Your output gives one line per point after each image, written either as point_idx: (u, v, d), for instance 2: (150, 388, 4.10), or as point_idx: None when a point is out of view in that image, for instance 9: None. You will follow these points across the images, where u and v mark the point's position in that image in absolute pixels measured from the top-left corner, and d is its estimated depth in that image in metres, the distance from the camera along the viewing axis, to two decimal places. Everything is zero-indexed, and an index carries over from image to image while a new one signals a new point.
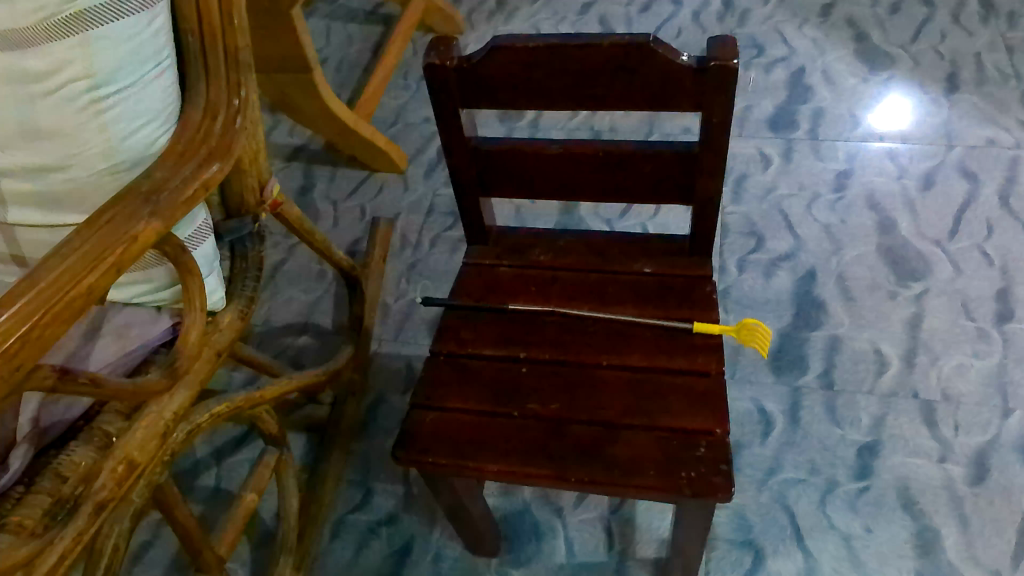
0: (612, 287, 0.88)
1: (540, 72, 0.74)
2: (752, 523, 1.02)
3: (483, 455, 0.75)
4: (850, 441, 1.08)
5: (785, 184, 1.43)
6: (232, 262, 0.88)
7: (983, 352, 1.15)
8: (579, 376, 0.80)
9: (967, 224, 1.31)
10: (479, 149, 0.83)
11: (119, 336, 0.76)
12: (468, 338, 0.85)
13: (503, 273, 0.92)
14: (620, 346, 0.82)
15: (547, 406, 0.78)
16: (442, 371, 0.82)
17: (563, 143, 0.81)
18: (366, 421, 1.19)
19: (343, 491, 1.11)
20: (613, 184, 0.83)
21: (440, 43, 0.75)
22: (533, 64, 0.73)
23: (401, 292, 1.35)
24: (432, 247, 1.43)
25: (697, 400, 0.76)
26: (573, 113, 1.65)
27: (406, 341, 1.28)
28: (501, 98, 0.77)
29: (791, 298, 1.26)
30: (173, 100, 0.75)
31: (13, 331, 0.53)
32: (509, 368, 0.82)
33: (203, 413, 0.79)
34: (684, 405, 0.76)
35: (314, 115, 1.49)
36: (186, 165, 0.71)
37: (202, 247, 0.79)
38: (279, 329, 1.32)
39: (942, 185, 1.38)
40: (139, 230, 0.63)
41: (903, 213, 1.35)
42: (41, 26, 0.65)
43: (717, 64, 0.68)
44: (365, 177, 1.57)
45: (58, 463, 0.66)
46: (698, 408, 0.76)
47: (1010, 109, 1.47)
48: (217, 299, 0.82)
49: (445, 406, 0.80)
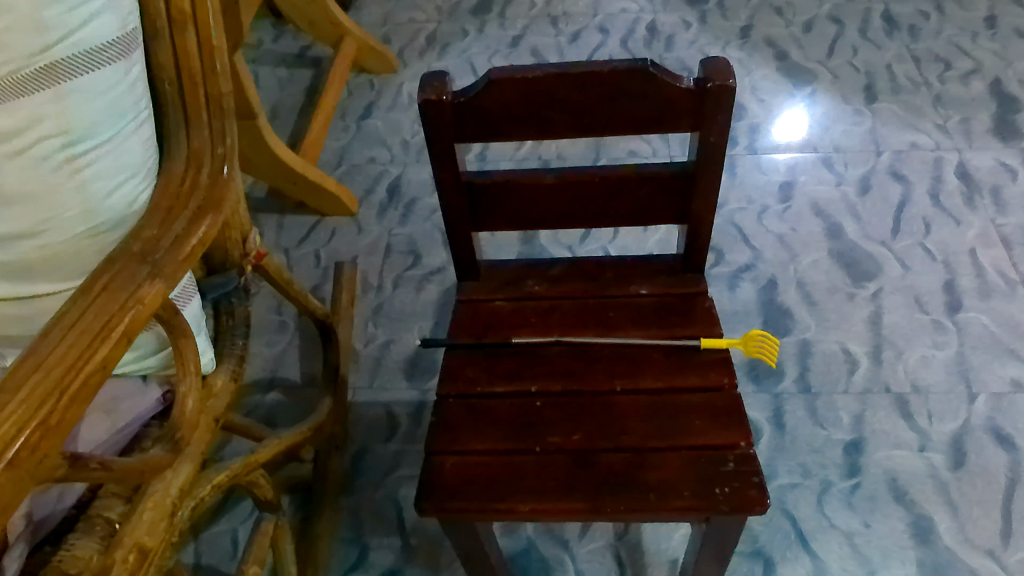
0: (612, 312, 0.88)
1: (540, 103, 0.74)
2: (758, 533, 1.03)
3: (513, 495, 0.73)
4: (835, 440, 1.11)
5: (734, 198, 1.48)
6: (216, 319, 0.83)
7: (941, 343, 1.22)
8: (596, 404, 0.79)
9: (907, 224, 1.39)
10: (473, 183, 0.82)
11: (107, 413, 0.70)
12: (475, 377, 0.83)
13: (500, 307, 0.90)
14: (631, 369, 0.82)
15: (569, 438, 0.77)
16: (453, 414, 0.80)
17: (558, 172, 0.81)
18: (351, 474, 1.14)
19: (337, 551, 1.05)
20: (609, 208, 0.84)
21: (435, 79, 0.74)
22: (532, 95, 0.73)
23: (370, 337, 1.31)
24: (396, 287, 1.39)
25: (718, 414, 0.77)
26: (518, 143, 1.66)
27: (382, 386, 1.24)
28: (498, 131, 0.77)
29: (758, 308, 1.30)
30: (150, 154, 0.72)
31: (31, 419, 0.48)
32: (523, 404, 0.80)
33: (206, 486, 0.73)
34: (706, 421, 0.76)
35: (259, 162, 1.44)
36: (177, 220, 0.67)
37: (190, 306, 0.74)
38: (245, 387, 1.25)
39: (878, 188, 1.46)
40: (145, 293, 0.58)
41: (847, 218, 1.42)
42: (10, 80, 0.59)
43: (714, 86, 0.71)
44: (316, 222, 1.52)
45: (59, 560, 0.60)
46: (721, 423, 0.76)
47: (927, 114, 1.58)
48: (209, 360, 0.77)
49: (463, 449, 0.77)
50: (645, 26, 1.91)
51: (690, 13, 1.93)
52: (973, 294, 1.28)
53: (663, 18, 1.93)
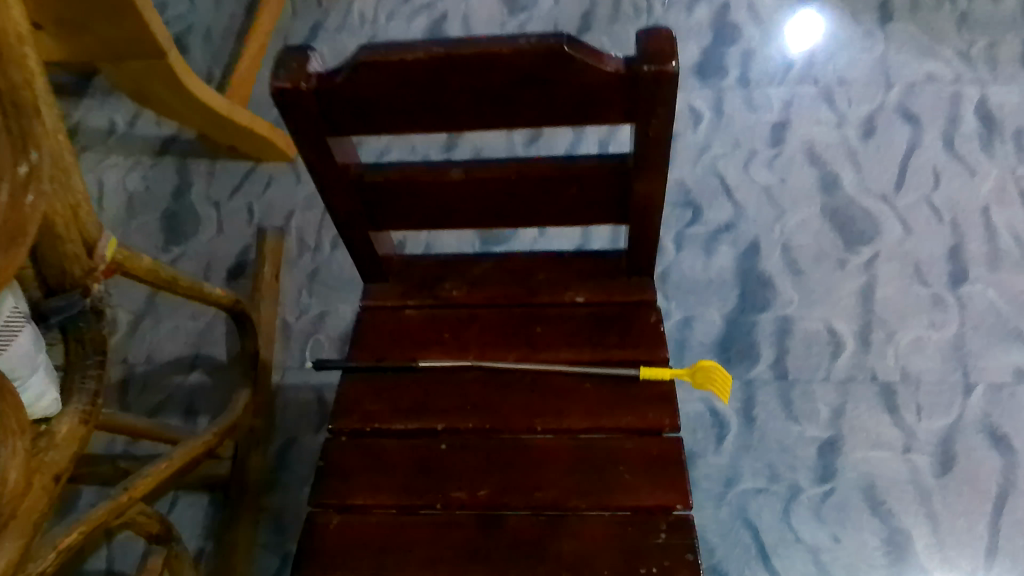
0: (540, 326, 0.74)
1: (427, 94, 0.57)
2: (713, 546, 0.93)
3: (404, 568, 0.63)
4: (809, 438, 0.99)
5: (718, 141, 1.30)
6: (66, 345, 0.71)
7: (939, 322, 1.07)
8: (510, 449, 0.67)
9: (913, 175, 1.22)
10: (362, 179, 0.66)
11: None
12: (374, 411, 0.70)
13: (410, 317, 0.76)
14: (556, 404, 0.69)
15: (475, 493, 0.65)
16: (344, 459, 0.68)
17: (465, 166, 0.65)
18: (276, 470, 1.05)
19: (257, 561, 0.99)
20: (534, 207, 0.69)
21: (290, 57, 0.57)
22: (412, 85, 0.57)
23: (302, 308, 1.19)
24: (334, 248, 1.25)
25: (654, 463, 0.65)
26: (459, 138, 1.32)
27: (314, 367, 1.13)
28: (381, 121, 0.60)
29: (735, 276, 1.15)
30: None
31: None
32: (426, 446, 0.68)
33: (46, 556, 0.63)
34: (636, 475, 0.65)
35: (178, 103, 1.26)
36: None
37: (17, 345, 0.61)
38: (167, 367, 1.16)
39: (883, 131, 1.27)
40: None
41: (845, 167, 1.24)
42: None
43: (651, 70, 0.54)
44: (250, 169, 1.36)
45: None
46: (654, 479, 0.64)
47: (948, 38, 1.36)
48: (48, 403, 0.66)
49: (352, 504, 0.66)
50: None
51: None
52: (981, 263, 1.12)
53: None
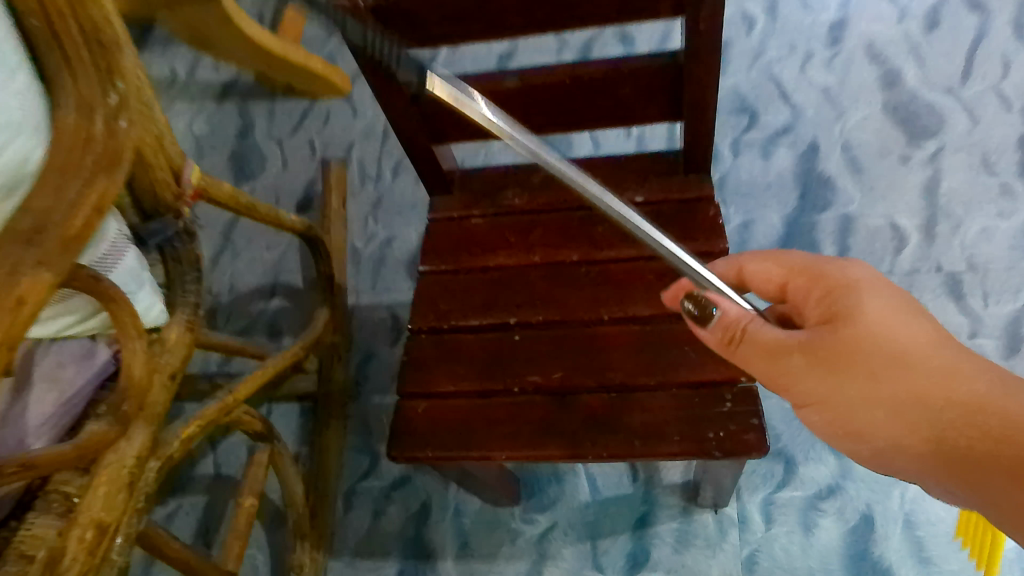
0: (602, 226, 0.76)
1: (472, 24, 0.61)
2: (779, 432, 0.98)
3: (489, 442, 0.68)
4: None
5: (774, 45, 1.26)
6: (165, 267, 0.75)
7: (1008, 212, 1.06)
8: (578, 337, 0.71)
9: (981, 62, 1.17)
10: (420, 97, 0.67)
11: (53, 383, 0.66)
12: (449, 309, 0.75)
13: (476, 225, 0.79)
14: (618, 294, 0.72)
15: (550, 376, 0.70)
16: (427, 352, 0.73)
17: (518, 73, 0.66)
18: (357, 382, 1.13)
19: (348, 460, 1.07)
20: (577, 110, 0.69)
21: None
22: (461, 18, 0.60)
23: (370, 234, 1.24)
24: (395, 176, 1.29)
25: (838, 365, 0.53)
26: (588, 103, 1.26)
27: (386, 289, 1.19)
28: (435, 33, 0.61)
29: (795, 178, 1.14)
30: (40, 108, 0.57)
31: None
32: (501, 338, 0.73)
33: (171, 442, 0.71)
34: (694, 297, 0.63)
35: (232, 43, 1.29)
36: (69, 189, 0.55)
37: (122, 264, 0.66)
38: (250, 295, 1.23)
39: (949, 20, 1.22)
40: (24, 290, 0.49)
41: (908, 60, 1.20)
42: None
43: None
44: (308, 107, 1.39)
45: (18, 543, 0.58)
46: (830, 374, 0.53)
47: None
48: (158, 315, 0.71)
49: (436, 391, 0.71)
50: None
51: None
52: None
53: None
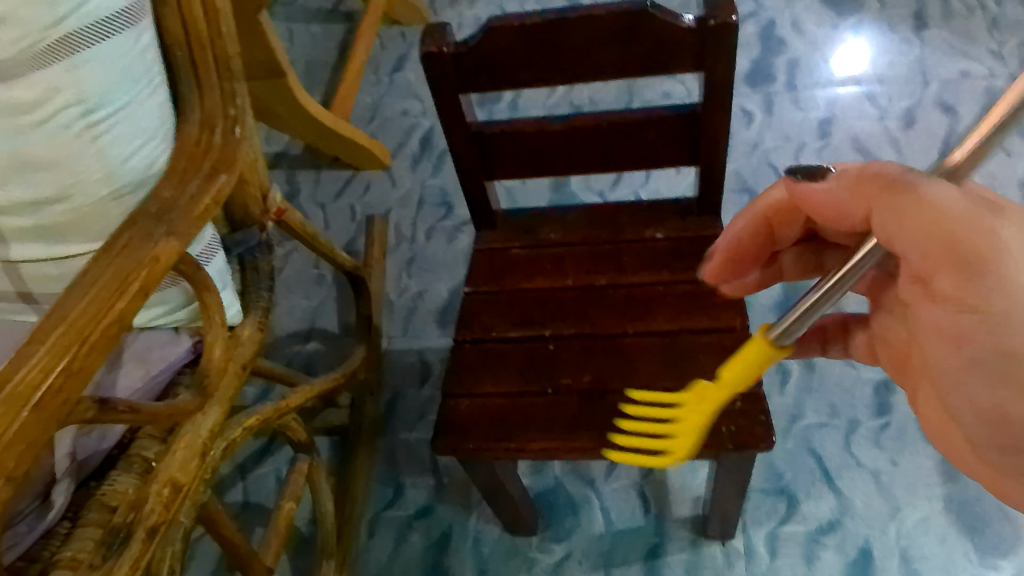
0: (627, 257, 0.87)
1: (533, 73, 0.74)
2: (782, 471, 1.04)
3: (525, 434, 0.76)
4: (866, 379, 1.10)
5: (770, 137, 1.42)
6: (242, 274, 0.86)
7: None
8: (606, 346, 0.81)
9: (953, 156, 1.33)
10: (481, 133, 0.80)
11: (141, 362, 0.75)
12: (492, 322, 0.85)
13: (516, 255, 0.90)
14: (642, 312, 0.82)
15: (580, 378, 0.78)
16: (470, 358, 0.82)
17: (564, 118, 0.79)
18: (385, 418, 1.20)
19: (374, 489, 1.13)
20: (609, 153, 0.82)
21: (433, 31, 0.73)
22: (525, 67, 0.73)
23: (403, 287, 1.35)
24: (428, 238, 1.41)
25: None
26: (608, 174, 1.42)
27: (416, 335, 1.28)
28: (502, 78, 0.74)
29: None
30: (167, 118, 0.74)
31: (53, 365, 0.51)
32: (537, 347, 0.82)
33: (236, 429, 0.78)
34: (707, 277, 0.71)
35: (291, 118, 1.46)
36: (192, 181, 0.69)
37: (213, 262, 0.77)
38: (287, 338, 1.32)
39: (923, 122, 1.39)
40: (160, 252, 0.61)
41: (889, 153, 1.36)
42: (26, 55, 0.62)
43: (716, 23, 0.67)
44: (350, 177, 1.54)
45: (103, 494, 0.66)
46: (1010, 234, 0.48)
47: (979, 39, 1.49)
48: (235, 314, 0.81)
49: (478, 391, 0.79)
50: None
51: None
52: None
53: None
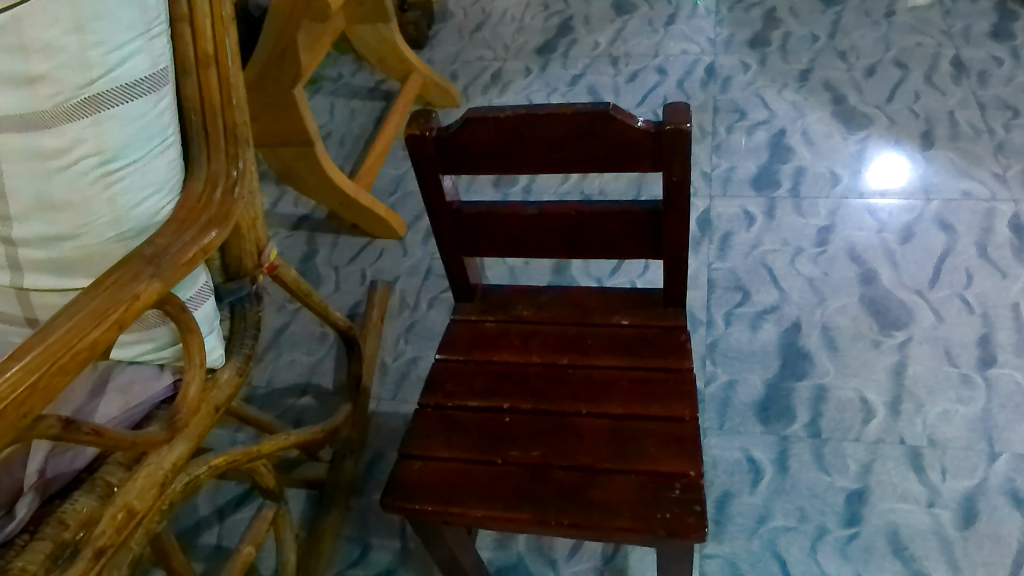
0: (590, 339, 0.91)
1: (507, 161, 0.80)
2: (744, 572, 1.04)
3: (468, 500, 0.78)
4: (838, 488, 1.10)
5: (769, 239, 1.46)
6: (231, 321, 0.93)
7: (967, 398, 1.17)
8: (558, 423, 0.84)
9: (947, 274, 1.35)
10: (461, 212, 0.86)
11: (122, 393, 0.81)
12: (454, 390, 0.88)
13: (488, 328, 0.95)
14: (598, 394, 0.85)
15: (529, 453, 0.81)
16: (430, 423, 0.86)
17: (538, 204, 0.84)
18: (363, 478, 1.23)
19: (341, 547, 1.15)
20: (578, 240, 0.86)
21: (420, 116, 0.80)
22: (500, 155, 0.79)
23: (398, 352, 1.40)
24: (429, 307, 1.47)
25: None
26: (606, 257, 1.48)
27: (403, 400, 1.32)
28: (480, 164, 0.81)
29: (778, 350, 1.28)
30: (176, 174, 0.82)
31: (22, 381, 0.58)
32: (493, 418, 0.85)
33: (201, 465, 0.83)
34: None
35: (316, 185, 1.56)
36: (186, 231, 0.76)
37: (202, 307, 0.84)
38: (282, 391, 1.37)
39: (921, 237, 1.41)
40: (141, 291, 0.68)
41: (884, 264, 1.38)
42: (58, 109, 0.71)
43: (671, 128, 0.72)
44: (365, 244, 1.62)
45: (62, 511, 0.71)
46: None
47: (984, 162, 1.53)
48: (217, 356, 0.86)
49: (431, 455, 0.82)
50: (704, 68, 1.91)
51: (750, 56, 1.92)
52: (1009, 350, 1.22)
53: (722, 60, 1.92)
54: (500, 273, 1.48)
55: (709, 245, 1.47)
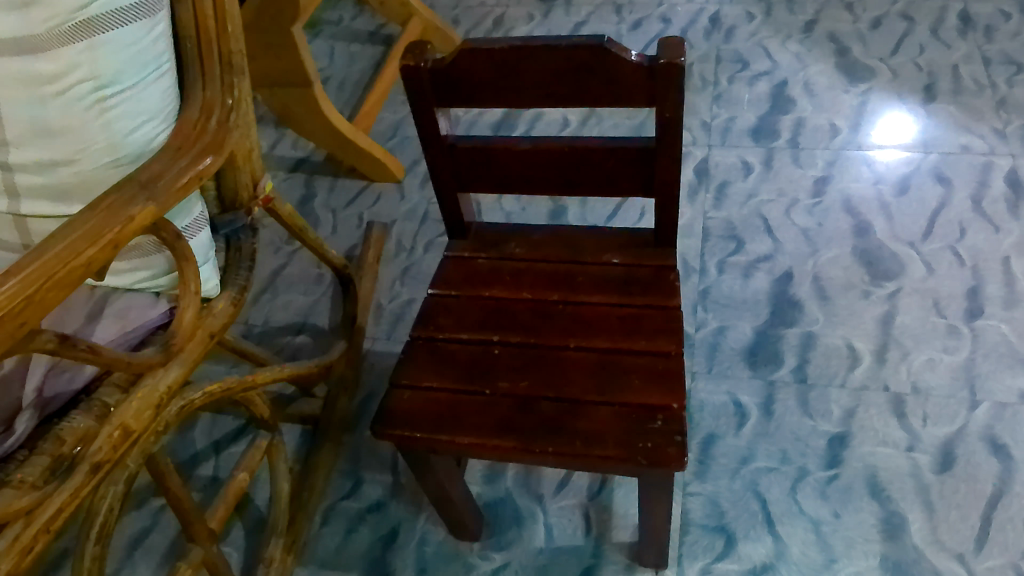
0: (581, 277, 0.92)
1: (501, 95, 0.80)
2: (725, 510, 1.06)
3: (455, 428, 0.80)
4: (821, 431, 1.12)
5: (766, 190, 1.46)
6: (227, 253, 0.94)
7: (952, 347, 1.19)
8: (546, 356, 0.85)
9: (940, 227, 1.35)
10: (455, 146, 0.87)
11: (119, 318, 0.82)
12: (445, 323, 0.90)
13: (481, 265, 0.96)
14: (586, 329, 0.87)
15: (516, 384, 0.83)
16: (421, 354, 0.87)
17: (531, 139, 0.85)
18: (357, 415, 1.25)
19: (334, 480, 1.18)
20: (570, 176, 0.87)
21: (415, 47, 0.79)
22: (494, 88, 0.80)
23: (394, 294, 1.41)
24: (425, 251, 1.48)
25: None
26: (601, 205, 1.48)
27: (398, 340, 1.34)
28: (474, 97, 0.81)
29: (769, 298, 1.29)
30: (172, 102, 0.82)
31: (18, 294, 0.59)
32: (483, 350, 0.87)
33: (196, 391, 0.85)
34: None
35: (314, 127, 1.56)
36: (182, 158, 0.76)
37: (197, 237, 0.85)
38: (279, 329, 1.39)
39: (917, 190, 1.41)
40: (136, 213, 0.69)
41: (878, 216, 1.38)
42: (53, 32, 0.72)
43: (665, 63, 0.73)
44: (363, 187, 1.62)
45: (60, 429, 0.72)
46: None
47: (985, 117, 1.52)
48: (212, 286, 0.88)
49: (421, 384, 0.84)
50: (708, 17, 1.88)
51: (755, 6, 1.89)
52: (997, 302, 1.24)
53: (727, 9, 1.90)
54: (496, 218, 1.49)
55: (706, 194, 1.47)
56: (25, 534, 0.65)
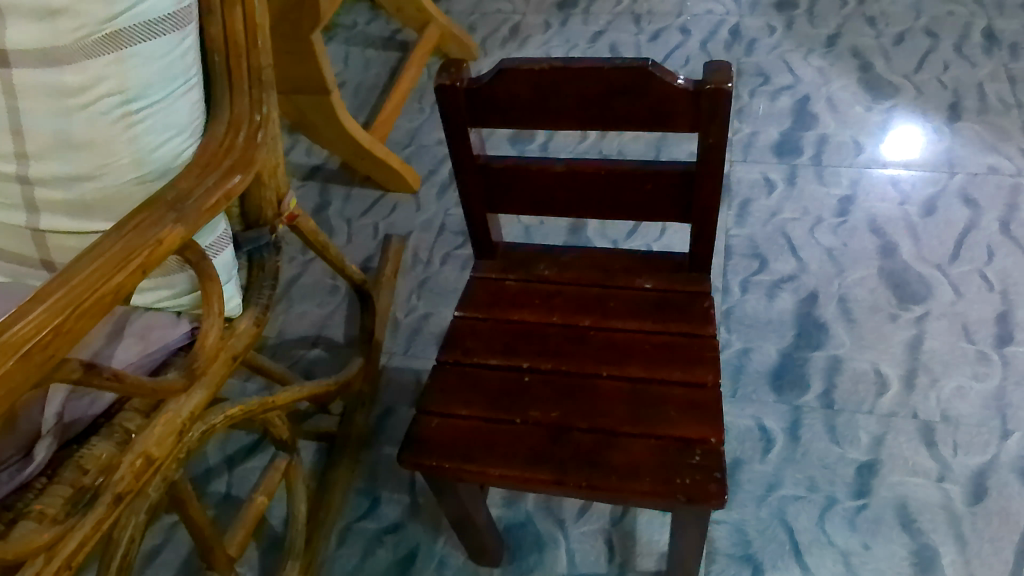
0: (612, 302, 0.90)
1: (538, 115, 0.78)
2: (751, 539, 1.04)
3: (486, 458, 0.78)
4: (849, 459, 1.10)
5: (789, 208, 1.44)
6: (249, 270, 0.92)
7: (982, 374, 1.17)
8: (578, 385, 0.83)
9: (968, 249, 1.33)
10: (487, 166, 0.84)
11: (141, 338, 0.80)
12: (473, 347, 0.87)
13: (509, 287, 0.94)
14: (619, 357, 0.85)
15: (548, 413, 0.81)
16: (449, 379, 0.85)
17: (567, 161, 0.83)
18: (373, 431, 1.23)
19: (350, 499, 1.15)
20: (605, 200, 0.85)
21: (451, 65, 0.77)
22: (532, 109, 0.77)
23: (410, 307, 1.39)
24: (442, 263, 1.45)
25: None
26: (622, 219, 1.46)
27: (415, 355, 1.32)
28: (510, 118, 0.79)
29: (794, 320, 1.27)
30: (199, 116, 0.80)
31: (46, 324, 0.57)
32: (513, 377, 0.84)
33: (218, 414, 0.83)
34: None
35: (331, 134, 1.53)
36: (209, 177, 0.74)
37: (221, 255, 0.83)
38: (294, 342, 1.37)
39: (944, 211, 1.39)
40: (164, 235, 0.66)
41: (904, 237, 1.36)
42: (80, 44, 0.69)
43: (712, 87, 0.70)
44: (379, 196, 1.60)
45: (81, 455, 0.70)
46: None
47: (1012, 137, 1.50)
48: (235, 305, 0.86)
49: (450, 412, 0.82)
50: (728, 29, 1.86)
51: (776, 19, 1.87)
52: None
53: (748, 22, 1.88)
54: (515, 232, 1.47)
55: (729, 211, 1.45)
56: (48, 568, 0.63)
